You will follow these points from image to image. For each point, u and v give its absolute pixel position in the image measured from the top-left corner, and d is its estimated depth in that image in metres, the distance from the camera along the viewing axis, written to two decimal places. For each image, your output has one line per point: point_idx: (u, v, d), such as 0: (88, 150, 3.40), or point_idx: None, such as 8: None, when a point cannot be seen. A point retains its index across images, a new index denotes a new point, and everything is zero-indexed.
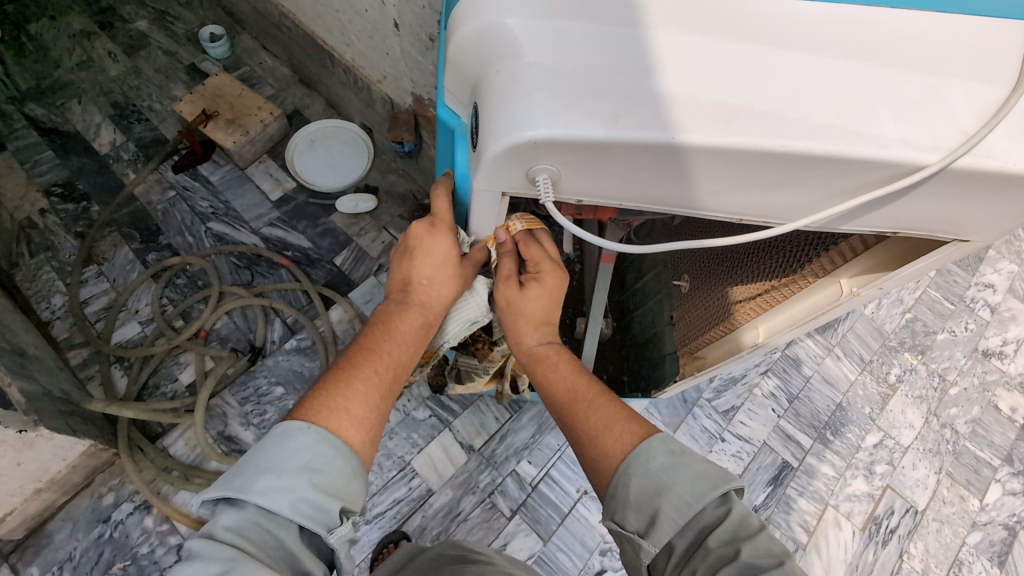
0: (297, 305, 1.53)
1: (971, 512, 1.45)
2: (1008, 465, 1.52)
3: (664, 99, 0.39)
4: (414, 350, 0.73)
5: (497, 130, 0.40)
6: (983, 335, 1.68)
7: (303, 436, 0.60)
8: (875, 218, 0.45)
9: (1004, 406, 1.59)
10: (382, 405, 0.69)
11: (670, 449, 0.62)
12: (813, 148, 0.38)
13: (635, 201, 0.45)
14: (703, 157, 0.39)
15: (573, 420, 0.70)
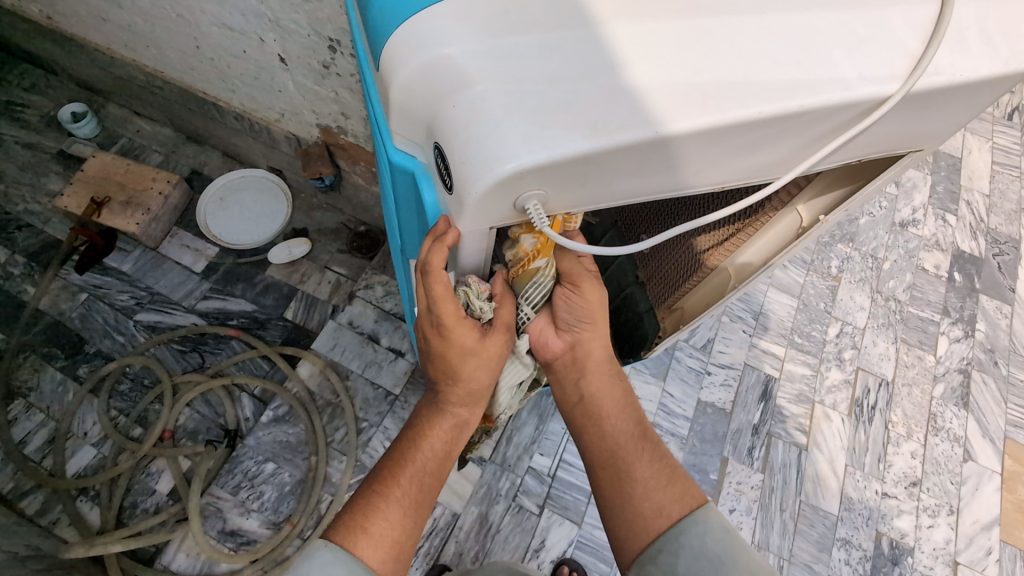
0: (261, 374, 1.46)
1: (931, 368, 1.60)
2: (949, 317, 1.68)
3: (637, 93, 0.39)
4: (445, 452, 0.77)
5: (477, 167, 0.39)
6: (896, 209, 1.84)
7: (322, 557, 0.66)
8: (843, 151, 0.48)
9: (931, 266, 1.76)
10: (413, 516, 0.74)
11: (721, 528, 0.71)
12: (785, 106, 0.40)
13: (624, 197, 0.46)
14: (685, 144, 0.40)
15: (619, 477, 0.77)
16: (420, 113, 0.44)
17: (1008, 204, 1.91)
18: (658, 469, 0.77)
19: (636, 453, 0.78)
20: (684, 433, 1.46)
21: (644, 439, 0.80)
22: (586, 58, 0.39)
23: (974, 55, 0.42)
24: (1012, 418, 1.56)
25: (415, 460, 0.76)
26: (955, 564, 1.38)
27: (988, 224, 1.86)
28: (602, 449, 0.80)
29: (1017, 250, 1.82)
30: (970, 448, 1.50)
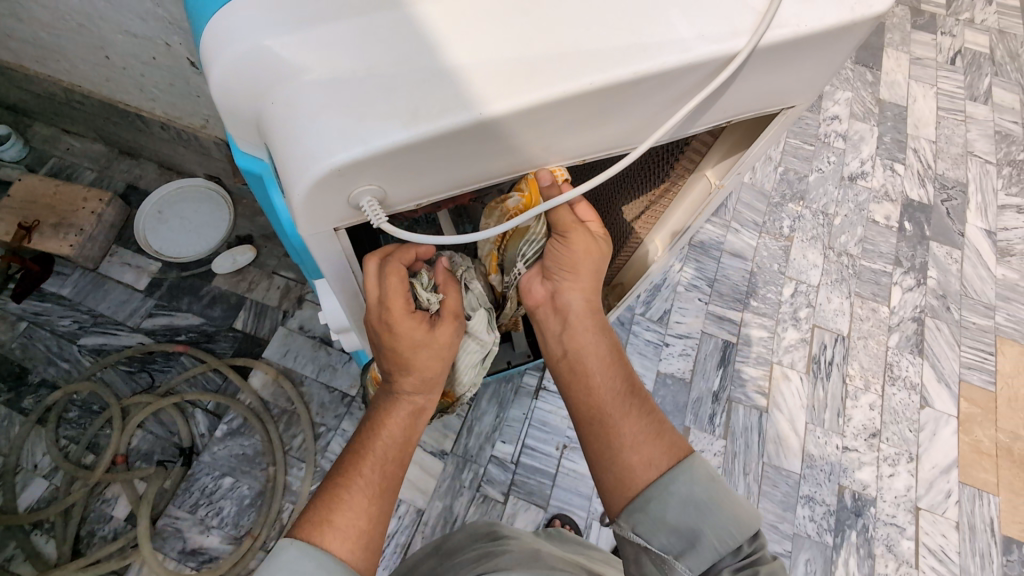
0: (213, 387, 1.42)
1: (885, 319, 1.61)
2: (901, 267, 1.69)
3: (457, 75, 0.36)
4: (406, 434, 0.73)
5: (295, 165, 0.36)
6: (844, 163, 1.84)
7: (286, 555, 0.60)
8: (707, 116, 0.46)
9: (881, 217, 1.76)
10: (381, 503, 0.69)
11: (708, 475, 0.68)
12: (620, 74, 0.38)
13: (474, 186, 0.43)
14: (516, 123, 0.38)
15: (605, 432, 0.72)
16: (247, 113, 0.42)
17: (954, 149, 1.92)
18: (643, 421, 0.72)
19: (620, 406, 0.73)
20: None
21: (632, 391, 0.74)
22: (402, 41, 0.37)
23: (819, 4, 0.40)
24: (966, 361, 1.58)
25: (379, 446, 0.72)
26: (917, 510, 1.40)
27: (936, 171, 1.87)
28: (587, 403, 0.74)
29: (964, 194, 1.84)
30: (927, 394, 1.53)
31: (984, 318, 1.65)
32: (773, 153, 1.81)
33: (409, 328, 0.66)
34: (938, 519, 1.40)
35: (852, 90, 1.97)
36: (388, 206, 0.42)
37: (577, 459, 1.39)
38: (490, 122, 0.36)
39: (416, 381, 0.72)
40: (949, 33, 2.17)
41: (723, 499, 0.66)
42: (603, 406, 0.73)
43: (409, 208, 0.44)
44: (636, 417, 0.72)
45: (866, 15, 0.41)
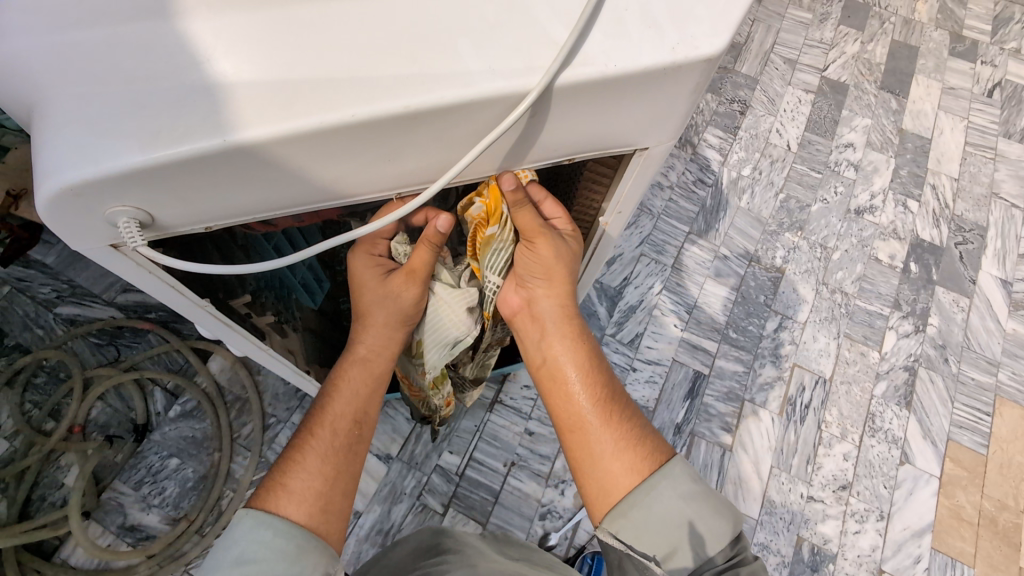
0: (176, 368, 1.44)
1: (874, 365, 1.51)
2: (899, 311, 1.58)
3: (217, 98, 0.40)
4: (358, 395, 0.74)
5: (42, 176, 0.40)
6: (852, 195, 1.73)
7: (244, 526, 0.62)
8: (505, 153, 0.49)
9: (884, 256, 1.65)
10: (339, 466, 0.70)
11: (692, 476, 0.67)
12: (384, 107, 0.40)
13: (249, 212, 0.47)
14: (282, 146, 0.41)
15: (585, 440, 0.71)
16: (26, 109, 0.45)
17: (977, 189, 1.79)
18: (628, 425, 0.72)
19: (605, 409, 0.72)
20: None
21: (613, 398, 0.73)
22: (165, 58, 0.41)
23: (636, 46, 0.44)
24: (958, 419, 1.47)
25: (333, 411, 0.73)
26: (880, 572, 1.31)
27: (954, 211, 1.74)
28: (565, 413, 0.73)
29: (982, 238, 1.71)
30: (908, 450, 1.43)
31: (985, 374, 1.53)
32: (776, 178, 1.72)
33: (366, 271, 0.69)
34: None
35: (872, 117, 1.85)
36: (158, 224, 0.46)
37: (523, 479, 1.34)
38: (236, 147, 0.40)
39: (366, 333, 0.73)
40: (991, 63, 2.02)
41: (711, 499, 0.66)
42: (584, 416, 0.72)
43: (192, 229, 0.48)
44: (622, 422, 0.71)
45: (689, 56, 0.44)
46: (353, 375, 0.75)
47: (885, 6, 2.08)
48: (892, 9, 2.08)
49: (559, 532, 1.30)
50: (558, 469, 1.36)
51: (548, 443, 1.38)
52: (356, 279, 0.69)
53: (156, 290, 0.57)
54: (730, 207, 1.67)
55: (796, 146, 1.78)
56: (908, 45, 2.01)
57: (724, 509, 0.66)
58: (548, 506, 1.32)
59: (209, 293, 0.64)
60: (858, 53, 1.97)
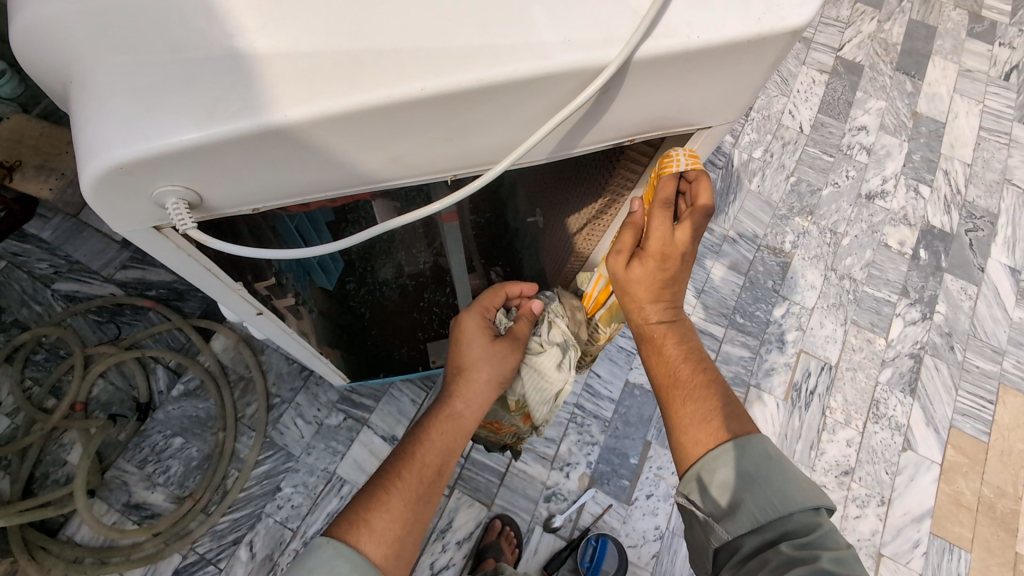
0: (177, 346, 1.42)
1: (880, 352, 1.51)
2: (907, 298, 1.57)
3: (277, 69, 0.37)
4: (445, 448, 0.71)
5: (84, 152, 0.37)
6: (864, 179, 1.71)
7: (323, 553, 0.59)
8: (571, 133, 0.47)
9: (894, 242, 1.64)
10: (418, 514, 0.66)
11: (764, 457, 0.68)
12: (456, 80, 0.38)
13: (300, 191, 0.45)
14: (347, 122, 0.38)
15: (668, 403, 0.74)
16: (56, 78, 0.42)
17: (989, 176, 1.76)
18: (706, 392, 0.73)
19: (692, 379, 0.73)
20: (607, 415, 1.39)
21: (709, 376, 0.74)
22: (214, 23, 0.38)
23: (722, 16, 0.42)
24: (960, 407, 1.48)
25: (420, 454, 0.70)
26: (879, 556, 1.31)
27: (965, 197, 1.72)
28: (664, 372, 0.74)
29: (992, 225, 1.70)
30: (911, 437, 1.43)
31: (989, 362, 1.53)
32: (787, 161, 1.69)
33: (472, 331, 0.73)
34: (900, 569, 1.30)
35: (885, 100, 1.82)
36: (205, 206, 0.43)
37: (528, 461, 1.34)
38: (302, 123, 0.37)
39: (466, 386, 0.72)
40: (1008, 45, 1.97)
41: (782, 477, 0.67)
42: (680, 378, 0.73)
43: (239, 211, 0.45)
44: (702, 395, 0.72)
45: (774, 27, 0.42)
46: (444, 424, 0.71)
47: None
48: None
49: (563, 515, 1.30)
50: (563, 452, 1.35)
51: (554, 427, 1.37)
52: (462, 336, 0.73)
53: (190, 275, 0.54)
54: (741, 189, 1.64)
55: (809, 128, 1.75)
56: (925, 25, 1.96)
57: (803, 488, 0.67)
58: (553, 488, 1.32)
59: (240, 276, 0.61)
60: (874, 33, 1.92)
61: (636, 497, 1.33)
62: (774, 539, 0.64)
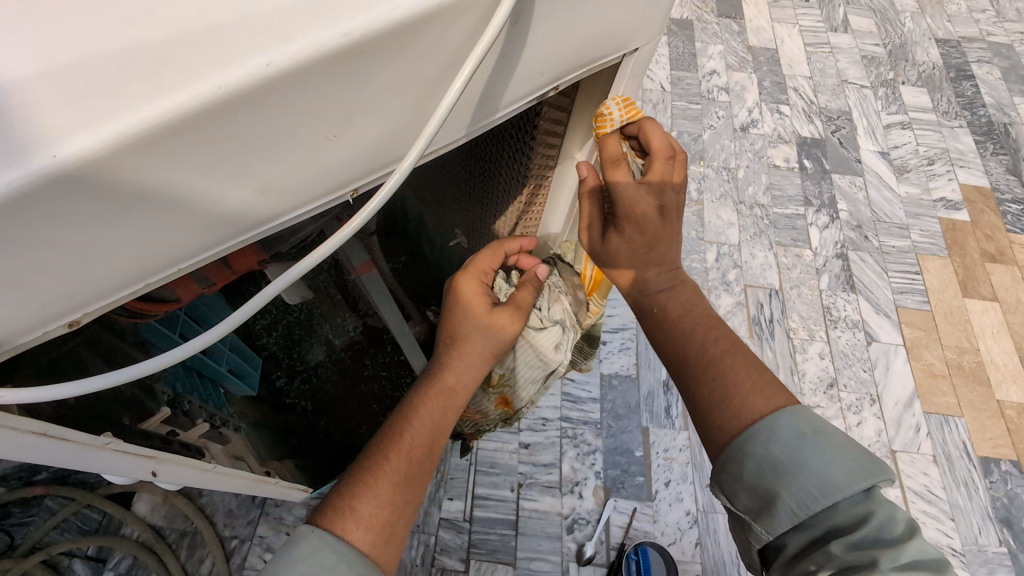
0: (92, 528, 1.13)
1: (811, 262, 1.55)
2: (812, 206, 1.65)
3: (28, 93, 0.24)
4: (437, 428, 0.59)
5: None
6: (733, 115, 1.80)
7: (311, 543, 0.48)
8: (479, 95, 0.38)
9: (780, 161, 1.72)
10: (409, 498, 0.54)
11: (807, 432, 0.59)
12: (315, 44, 0.27)
13: (139, 270, 0.31)
14: (169, 144, 0.26)
15: (682, 379, 0.68)
16: None
17: (829, 82, 1.93)
18: (722, 361, 0.66)
19: (706, 351, 0.67)
20: (597, 417, 1.29)
21: (728, 344, 0.67)
22: None
23: None
24: (897, 285, 1.54)
25: (412, 434, 0.57)
26: (893, 453, 1.32)
27: (819, 105, 1.87)
28: (676, 348, 0.69)
29: (851, 121, 1.84)
30: (870, 329, 1.47)
31: (901, 238, 1.62)
32: (663, 119, 1.74)
33: (473, 297, 0.65)
34: (916, 458, 1.31)
35: (722, 43, 1.95)
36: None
37: (536, 496, 1.20)
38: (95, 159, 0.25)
39: (463, 357, 0.63)
40: None
41: (834, 456, 0.57)
42: (694, 353, 0.67)
43: (51, 326, 0.31)
44: (715, 371, 0.65)
45: None
46: (435, 401, 0.60)
47: None
48: None
49: (594, 539, 1.16)
50: (568, 472, 1.23)
51: (547, 451, 1.25)
52: (461, 301, 0.65)
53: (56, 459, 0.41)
54: None
55: (669, 85, 1.82)
56: None
57: (850, 468, 0.56)
58: (572, 514, 1.19)
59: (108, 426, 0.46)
60: None
61: (656, 489, 1.23)
62: (821, 536, 0.56)
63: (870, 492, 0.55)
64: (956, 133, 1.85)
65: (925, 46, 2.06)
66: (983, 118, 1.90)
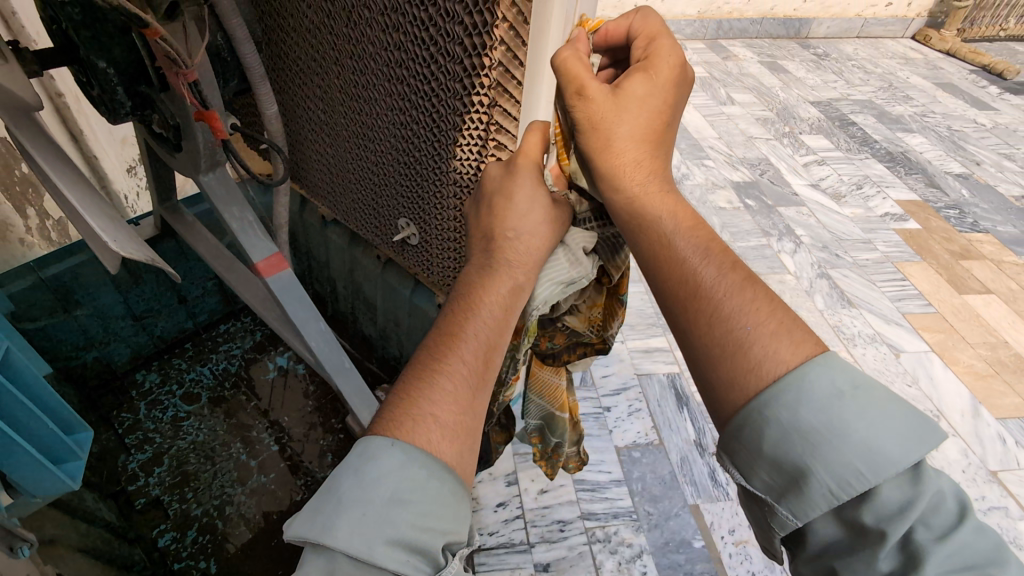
0: None
1: (799, 284, 1.67)
2: (773, 236, 1.83)
3: None
4: (507, 320, 0.55)
5: None
6: (665, 173, 2.06)
7: (393, 459, 0.46)
8: None
9: (725, 203, 1.95)
10: (480, 401, 0.51)
11: (846, 379, 0.45)
12: None
13: None
14: None
15: (684, 314, 0.51)
16: None
17: (738, 139, 2.28)
18: (738, 305, 0.49)
19: (704, 281, 0.50)
20: (629, 505, 1.15)
21: (743, 276, 0.51)
22: None
23: None
24: (892, 294, 1.69)
25: (470, 332, 0.53)
26: (995, 475, 1.28)
27: (738, 156, 2.19)
28: (674, 276, 0.52)
29: (771, 164, 2.15)
30: (891, 343, 1.54)
31: (871, 251, 1.83)
32: None
33: (531, 190, 0.58)
34: (1020, 474, 1.28)
35: None
36: None
37: None
38: None
39: (519, 251, 0.57)
40: None
41: (897, 416, 0.44)
42: (700, 279, 0.51)
43: None
44: (718, 311, 0.49)
45: None
46: (502, 296, 0.55)
47: None
48: None
49: None
50: None
51: (576, 568, 1.04)
52: (515, 195, 0.57)
53: None
54: None
55: None
56: None
57: (900, 433, 0.43)
58: None
59: None
60: None
61: None
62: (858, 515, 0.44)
63: (916, 466, 0.44)
64: (868, 162, 2.20)
65: (803, 106, 2.55)
66: (883, 150, 2.29)
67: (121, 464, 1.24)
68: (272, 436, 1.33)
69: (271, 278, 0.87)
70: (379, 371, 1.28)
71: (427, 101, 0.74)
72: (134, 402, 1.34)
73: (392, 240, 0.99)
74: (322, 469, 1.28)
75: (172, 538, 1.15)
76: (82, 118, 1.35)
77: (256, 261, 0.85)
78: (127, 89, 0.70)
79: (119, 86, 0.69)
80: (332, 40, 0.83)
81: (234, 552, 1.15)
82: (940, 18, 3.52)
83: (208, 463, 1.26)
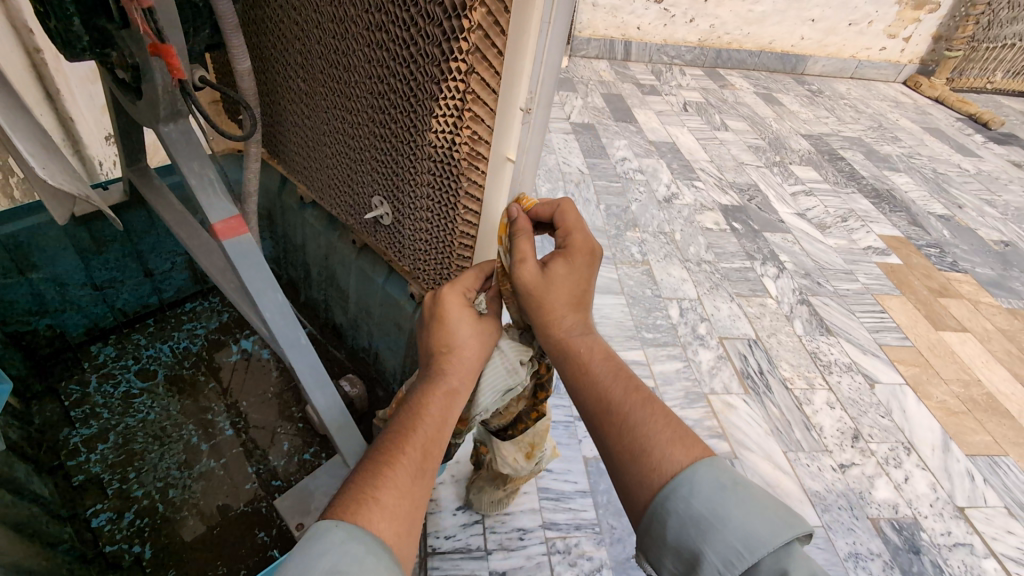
0: None
1: (779, 309, 1.68)
2: (756, 260, 1.84)
3: None
4: (445, 421, 0.64)
5: None
6: (654, 191, 2.07)
7: (332, 537, 0.49)
8: None
9: (710, 223, 1.96)
10: (420, 489, 0.57)
11: (728, 479, 0.56)
12: None
13: None
14: None
15: (606, 432, 0.63)
16: None
17: (730, 163, 2.31)
18: (642, 415, 0.61)
19: (624, 400, 0.63)
20: (592, 518, 1.13)
21: (650, 402, 0.62)
22: None
23: None
24: (870, 324, 1.70)
25: (415, 433, 0.61)
26: (962, 511, 1.28)
27: (728, 180, 2.21)
28: (598, 397, 0.64)
29: (759, 191, 2.17)
30: (868, 373, 1.55)
31: (852, 282, 1.84)
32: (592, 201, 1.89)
33: (459, 310, 0.68)
34: (990, 514, 1.28)
35: (628, 149, 2.29)
36: None
37: None
38: None
39: (457, 365, 0.68)
40: (671, 101, 2.77)
41: (772, 509, 0.54)
42: (615, 403, 0.63)
43: None
44: (633, 432, 0.60)
45: None
46: (438, 398, 0.65)
47: (584, 92, 2.70)
48: (587, 91, 2.73)
49: None
50: None
51: None
52: (447, 316, 0.68)
53: None
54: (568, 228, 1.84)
55: (584, 170, 2.12)
56: (618, 103, 2.66)
57: (772, 520, 0.53)
58: None
59: None
60: (593, 114, 2.51)
61: None
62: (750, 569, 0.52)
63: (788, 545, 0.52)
64: (854, 197, 2.23)
65: (794, 138, 2.59)
66: (869, 186, 2.33)
67: (61, 436, 1.18)
68: (228, 420, 1.28)
69: (228, 242, 0.83)
70: (345, 360, 1.26)
71: (407, 68, 0.73)
72: (85, 373, 1.30)
73: (367, 220, 0.96)
74: (278, 458, 1.24)
75: (107, 519, 1.10)
76: (60, 77, 1.34)
77: (215, 223, 0.81)
78: (84, 22, 0.70)
79: (76, 17, 0.69)
80: (317, 7, 0.82)
81: (171, 540, 1.09)
82: (930, 67, 3.61)
83: (156, 443, 1.21)
